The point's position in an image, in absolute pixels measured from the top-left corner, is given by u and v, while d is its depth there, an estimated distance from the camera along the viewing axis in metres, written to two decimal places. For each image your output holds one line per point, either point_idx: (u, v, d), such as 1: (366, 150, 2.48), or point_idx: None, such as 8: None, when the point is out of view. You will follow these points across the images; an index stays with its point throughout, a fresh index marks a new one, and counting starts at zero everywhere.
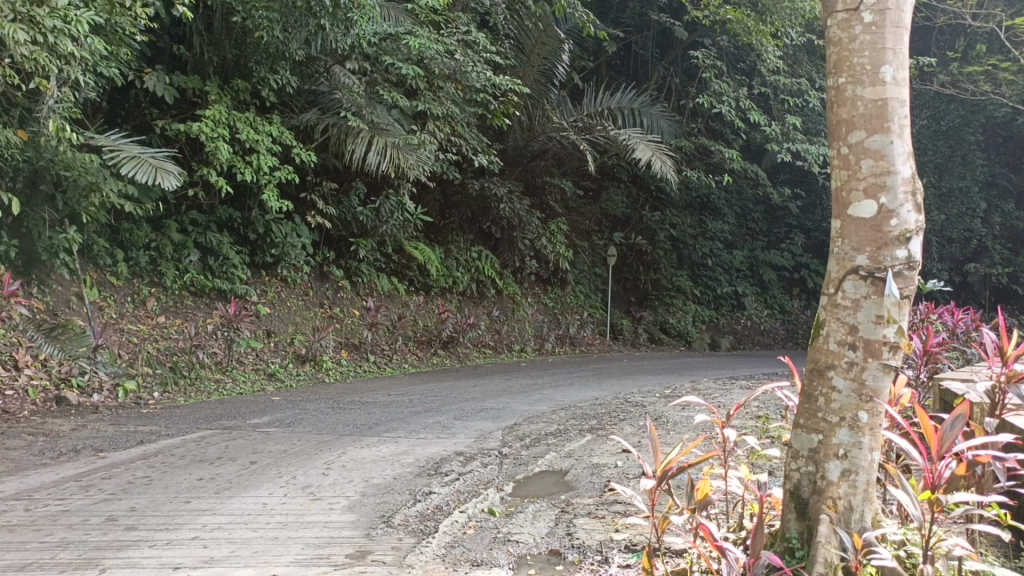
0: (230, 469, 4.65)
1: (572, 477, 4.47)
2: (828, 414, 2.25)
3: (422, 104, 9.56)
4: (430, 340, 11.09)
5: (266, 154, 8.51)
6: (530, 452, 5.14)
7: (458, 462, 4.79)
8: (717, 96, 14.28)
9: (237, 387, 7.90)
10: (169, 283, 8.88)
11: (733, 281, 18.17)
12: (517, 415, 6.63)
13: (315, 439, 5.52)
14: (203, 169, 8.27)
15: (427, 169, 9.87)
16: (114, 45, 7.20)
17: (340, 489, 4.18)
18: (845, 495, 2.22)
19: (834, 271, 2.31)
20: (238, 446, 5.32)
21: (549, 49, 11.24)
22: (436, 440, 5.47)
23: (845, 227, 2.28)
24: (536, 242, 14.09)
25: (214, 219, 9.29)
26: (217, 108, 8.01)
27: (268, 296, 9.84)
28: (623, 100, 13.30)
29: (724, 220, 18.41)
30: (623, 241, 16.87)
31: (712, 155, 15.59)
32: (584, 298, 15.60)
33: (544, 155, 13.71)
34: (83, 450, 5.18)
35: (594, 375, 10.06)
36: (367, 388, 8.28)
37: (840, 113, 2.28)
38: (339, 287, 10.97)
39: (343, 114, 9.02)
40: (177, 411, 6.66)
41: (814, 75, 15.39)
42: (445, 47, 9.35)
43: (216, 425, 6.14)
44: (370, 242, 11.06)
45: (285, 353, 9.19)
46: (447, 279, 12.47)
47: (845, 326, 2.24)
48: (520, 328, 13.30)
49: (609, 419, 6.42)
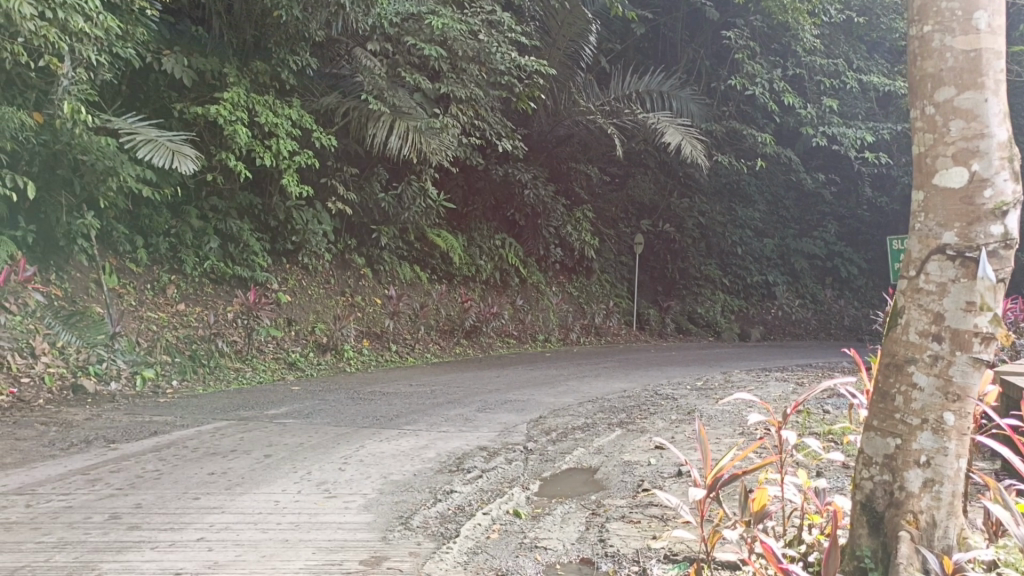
0: (243, 463, 4.41)
1: (602, 476, 4.19)
2: (906, 415, 1.95)
3: (446, 86, 9.24)
4: (453, 329, 10.85)
5: (286, 138, 8.28)
6: (557, 448, 4.86)
7: (481, 457, 4.52)
8: (750, 78, 13.90)
9: (257, 376, 7.71)
10: (188, 270, 8.66)
11: (763, 270, 17.77)
12: (543, 407, 6.36)
13: (333, 432, 5.27)
14: (221, 153, 8.02)
15: (451, 153, 9.64)
16: (130, 24, 6.95)
17: (356, 486, 3.92)
18: (926, 510, 1.94)
19: (915, 251, 2.01)
20: (252, 438, 5.08)
21: (576, 31, 10.92)
22: (459, 433, 5.22)
23: (930, 199, 1.98)
24: (561, 230, 13.75)
25: (235, 205, 9.06)
26: (236, 90, 7.78)
27: (289, 283, 9.62)
28: (652, 83, 12.93)
29: (754, 208, 18.01)
30: (650, 229, 16.51)
31: (743, 140, 15.22)
32: (609, 288, 15.29)
33: (569, 141, 13.40)
34: (94, 441, 4.96)
35: (621, 366, 9.77)
36: (389, 378, 8.07)
37: (924, 67, 1.97)
38: (361, 275, 10.73)
39: (364, 97, 8.75)
40: (194, 401, 6.46)
41: (850, 57, 14.95)
42: (470, 27, 9.02)
43: (232, 415, 5.92)
44: (392, 229, 10.81)
45: (306, 342, 8.98)
46: (470, 268, 12.19)
47: (928, 314, 1.94)
48: (545, 317, 13.02)
49: (639, 413, 6.14)
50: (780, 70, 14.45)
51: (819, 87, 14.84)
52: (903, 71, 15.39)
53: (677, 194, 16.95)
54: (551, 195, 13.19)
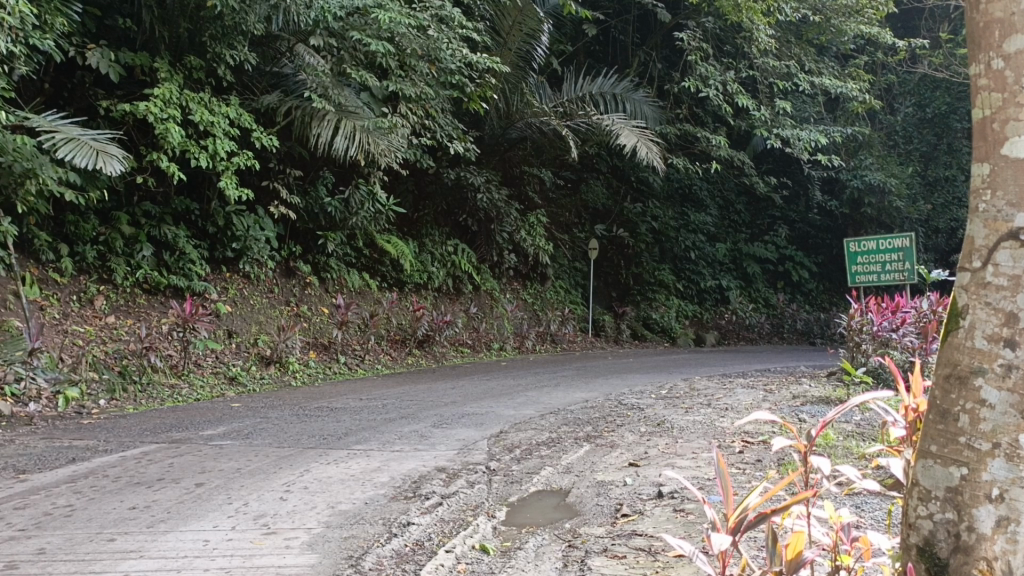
0: (171, 494, 3.91)
1: (574, 500, 3.78)
2: (974, 438, 1.59)
3: (393, 84, 8.78)
4: (405, 339, 10.37)
5: (224, 138, 7.76)
6: (522, 468, 4.45)
7: (440, 481, 4.09)
8: (704, 80, 13.71)
9: (194, 393, 7.16)
10: (119, 280, 8.01)
11: (717, 275, 17.61)
12: (503, 421, 5.94)
13: (274, 455, 4.77)
14: (152, 154, 7.44)
15: (400, 155, 9.21)
16: (47, 13, 6.38)
17: (299, 520, 3.47)
18: (1001, 556, 1.56)
19: (979, 238, 1.70)
20: (184, 464, 4.57)
21: (527, 30, 10.60)
22: (414, 453, 4.78)
23: (997, 172, 1.68)
24: (515, 235, 13.30)
25: (170, 210, 8.50)
26: (167, 85, 7.24)
27: (229, 293, 9.00)
28: (605, 85, 12.67)
29: (706, 212, 17.94)
30: (605, 234, 16.17)
31: (697, 143, 15.07)
32: (565, 294, 14.89)
33: (521, 144, 13.02)
34: (1, 472, 4.40)
35: (579, 375, 9.36)
36: (336, 391, 7.56)
37: (992, 12, 1.71)
38: (306, 284, 10.15)
39: (307, 95, 8.27)
40: (121, 422, 5.88)
41: (803, 59, 14.95)
42: (419, 22, 8.54)
43: (163, 437, 5.39)
44: (340, 235, 10.26)
45: (247, 355, 8.42)
46: (422, 275, 11.69)
47: (1000, 315, 1.61)
48: (499, 325, 12.59)
49: (607, 425, 5.76)
50: (734, 71, 14.35)
51: (772, 90, 14.78)
52: (853, 74, 15.45)
53: (631, 198, 16.78)
54: (504, 200, 12.85)
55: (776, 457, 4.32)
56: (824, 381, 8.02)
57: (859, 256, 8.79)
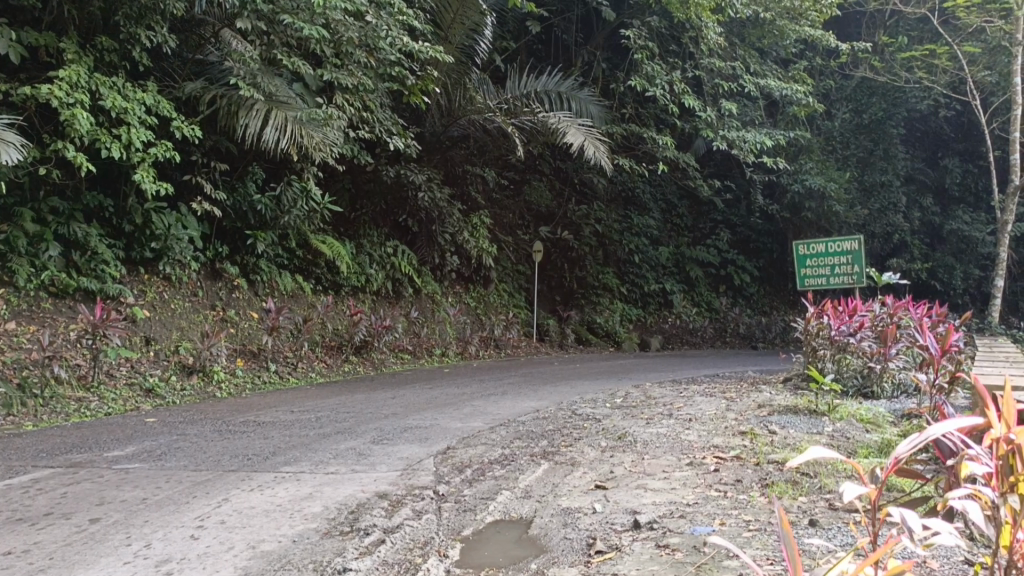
0: (58, 535, 3.28)
1: (537, 533, 3.28)
2: None
3: (328, 73, 8.20)
4: (341, 345, 9.78)
5: (139, 126, 7.07)
6: (474, 492, 3.93)
7: (380, 511, 3.54)
8: (650, 78, 13.36)
9: (104, 407, 6.45)
10: (21, 283, 7.12)
11: (660, 279, 17.36)
12: (449, 436, 5.40)
13: (189, 481, 4.15)
14: (56, 142, 6.76)
15: (336, 150, 8.57)
16: None
17: (211, 566, 2.89)
18: None
19: None
20: (79, 494, 3.92)
21: (469, 22, 10.11)
22: (351, 475, 4.22)
23: None
24: (457, 237, 12.70)
25: (81, 207, 7.79)
26: (74, 67, 6.53)
27: (147, 297, 8.24)
28: (550, 82, 12.24)
29: (649, 216, 17.77)
30: (549, 237, 15.79)
31: (643, 143, 14.76)
32: (507, 298, 14.40)
33: (463, 142, 12.45)
34: None
35: (524, 382, 8.89)
36: (267, 404, 6.93)
37: None
38: (234, 287, 9.42)
39: (234, 83, 7.63)
40: (15, 443, 5.17)
41: (747, 60, 14.81)
42: (354, 8, 7.87)
43: (60, 461, 4.71)
44: (270, 235, 9.57)
45: (167, 364, 7.71)
46: (359, 278, 11.07)
47: None
48: (441, 330, 12.05)
49: (563, 439, 5.29)
50: (680, 70, 14.10)
51: (718, 89, 14.56)
52: (796, 77, 15.37)
53: (574, 200, 16.46)
54: (446, 199, 12.23)
55: (757, 476, 3.89)
56: (783, 389, 7.68)
57: (808, 259, 8.47)
